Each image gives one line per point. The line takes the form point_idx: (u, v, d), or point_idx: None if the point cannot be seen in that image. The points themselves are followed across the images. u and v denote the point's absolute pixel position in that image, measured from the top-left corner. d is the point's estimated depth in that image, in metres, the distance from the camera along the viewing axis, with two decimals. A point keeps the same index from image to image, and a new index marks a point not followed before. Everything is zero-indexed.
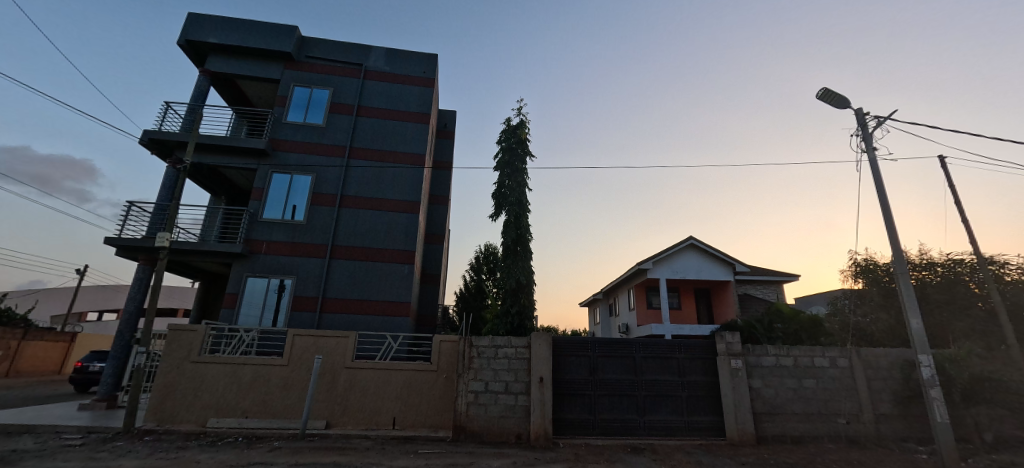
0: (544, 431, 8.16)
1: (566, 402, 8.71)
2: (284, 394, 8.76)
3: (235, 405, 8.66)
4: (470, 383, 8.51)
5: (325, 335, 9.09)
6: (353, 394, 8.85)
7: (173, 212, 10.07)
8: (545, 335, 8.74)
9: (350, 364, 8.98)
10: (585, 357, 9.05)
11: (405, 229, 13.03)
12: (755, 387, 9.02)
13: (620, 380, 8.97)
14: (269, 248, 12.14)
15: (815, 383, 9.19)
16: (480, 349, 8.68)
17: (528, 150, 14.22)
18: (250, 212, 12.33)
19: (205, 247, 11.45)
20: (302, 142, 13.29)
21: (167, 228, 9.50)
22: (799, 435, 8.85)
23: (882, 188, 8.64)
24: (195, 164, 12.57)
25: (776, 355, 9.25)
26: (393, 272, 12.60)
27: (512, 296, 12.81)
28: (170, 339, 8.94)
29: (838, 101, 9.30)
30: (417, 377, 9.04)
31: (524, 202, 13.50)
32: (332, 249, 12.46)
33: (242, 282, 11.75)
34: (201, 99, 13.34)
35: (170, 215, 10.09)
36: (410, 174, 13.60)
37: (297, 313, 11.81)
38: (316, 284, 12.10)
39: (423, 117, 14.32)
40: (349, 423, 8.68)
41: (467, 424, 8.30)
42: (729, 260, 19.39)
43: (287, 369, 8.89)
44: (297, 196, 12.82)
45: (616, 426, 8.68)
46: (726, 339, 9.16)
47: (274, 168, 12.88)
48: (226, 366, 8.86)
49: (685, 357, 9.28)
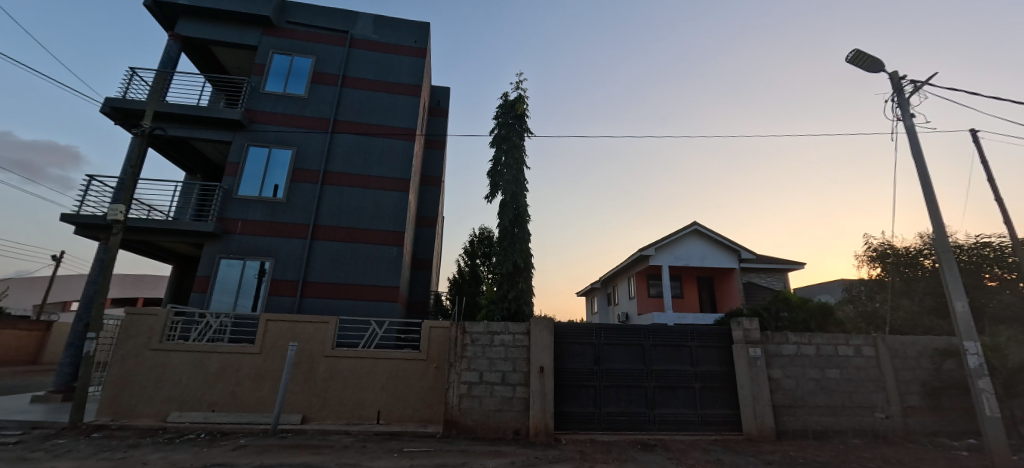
0: (545, 426, 7.35)
1: (569, 394, 7.90)
2: (256, 385, 7.88)
3: (200, 398, 7.76)
4: (463, 373, 7.66)
5: (303, 321, 8.22)
6: (333, 385, 7.98)
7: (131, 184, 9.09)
8: (546, 321, 7.91)
9: (330, 352, 8.10)
10: (589, 345, 8.23)
11: (395, 209, 12.08)
12: (776, 378, 8.24)
13: (628, 370, 8.18)
14: (244, 228, 11.15)
15: (839, 373, 8.48)
16: (473, 337, 7.81)
17: (526, 126, 13.21)
18: (224, 188, 11.33)
19: (172, 226, 10.46)
20: (281, 113, 12.22)
21: (124, 201, 8.52)
22: (822, 430, 8.12)
23: (921, 159, 7.79)
24: (163, 136, 11.50)
25: (797, 343, 8.49)
26: (381, 255, 11.68)
27: (508, 281, 11.95)
28: (127, 324, 8.00)
29: (870, 63, 8.43)
30: (405, 367, 8.19)
31: (522, 180, 12.57)
32: (314, 229, 11.49)
33: (215, 264, 10.79)
34: (171, 66, 12.22)
35: (127, 187, 9.09)
36: (400, 149, 12.62)
37: (276, 298, 10.89)
38: (297, 267, 11.15)
39: (415, 89, 13.30)
40: (329, 417, 7.81)
41: (459, 418, 7.44)
42: (733, 246, 18.64)
43: (260, 357, 8.00)
44: (276, 172, 11.78)
45: (624, 420, 7.88)
46: (744, 326, 8.37)
47: (251, 142, 11.84)
48: (190, 354, 7.95)
49: (698, 345, 8.51)
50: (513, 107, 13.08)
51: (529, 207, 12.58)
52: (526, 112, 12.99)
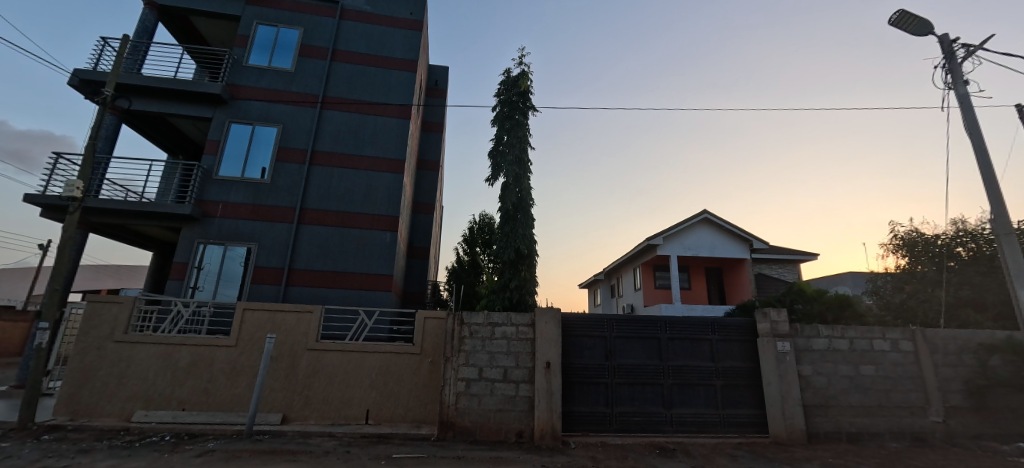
0: (552, 427, 6.59)
1: (578, 392, 7.12)
2: (231, 382, 7.11)
3: (169, 396, 7.01)
4: (460, 369, 6.85)
5: (285, 310, 7.44)
6: (317, 382, 7.21)
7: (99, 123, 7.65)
8: (552, 311, 7.13)
9: (313, 344, 7.32)
10: (600, 338, 7.45)
11: (388, 192, 11.25)
12: (806, 375, 7.46)
13: (643, 366, 7.41)
14: (225, 211, 10.33)
15: (875, 370, 7.71)
16: (472, 329, 7.03)
17: (530, 103, 12.29)
18: (203, 168, 10.48)
19: (146, 208, 9.65)
20: (266, 88, 11.32)
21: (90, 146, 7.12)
22: (857, 432, 7.36)
23: (977, 132, 6.95)
24: (136, 112, 10.65)
25: (828, 337, 7.71)
26: (374, 241, 10.86)
27: (510, 269, 11.19)
28: (89, 313, 7.22)
29: (916, 26, 7.59)
30: (396, 361, 7.42)
31: (525, 161, 11.73)
32: (301, 213, 10.67)
33: (193, 250, 9.99)
34: (147, 37, 11.32)
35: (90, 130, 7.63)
36: (395, 128, 11.77)
37: (259, 286, 10.09)
38: (282, 254, 10.34)
39: (410, 65, 12.38)
40: (312, 417, 7.06)
41: (456, 419, 6.67)
42: (745, 236, 17.81)
43: (235, 351, 7.23)
44: (260, 151, 10.93)
45: (638, 421, 7.12)
46: (771, 317, 7.58)
47: (233, 119, 10.98)
48: (159, 347, 7.19)
49: (720, 338, 7.73)
50: (515, 84, 12.20)
51: (532, 190, 11.76)
52: (530, 88, 12.09)
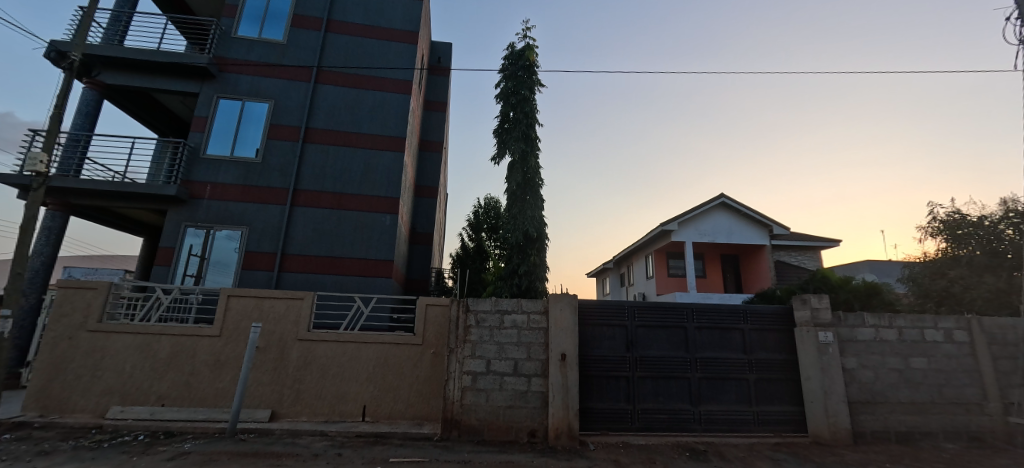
0: (568, 426, 5.91)
1: (596, 387, 6.41)
2: (214, 375, 6.48)
3: (148, 390, 6.40)
4: (466, 362, 6.15)
5: (273, 296, 6.78)
6: (309, 375, 6.57)
7: (66, 90, 6.88)
8: (568, 297, 6.40)
9: (304, 334, 6.66)
10: (619, 328, 6.72)
11: (387, 172, 10.51)
12: (850, 369, 6.69)
13: (667, 358, 6.68)
14: (214, 192, 9.65)
15: (926, 363, 6.92)
16: (479, 317, 6.31)
17: (536, 77, 11.33)
18: (189, 146, 9.78)
19: (128, 189, 8.99)
20: (256, 61, 10.56)
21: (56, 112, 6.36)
22: (906, 432, 6.61)
23: None
24: (118, 86, 9.94)
25: (874, 326, 6.93)
26: (373, 224, 10.16)
27: (519, 254, 10.49)
28: (61, 300, 6.61)
29: None
30: (396, 352, 6.76)
31: (533, 138, 10.93)
32: (294, 195, 9.97)
33: (179, 234, 9.34)
34: (129, 7, 10.57)
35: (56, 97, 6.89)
36: (394, 103, 10.97)
37: (250, 272, 9.45)
38: (275, 238, 9.67)
39: (410, 36, 11.52)
40: (303, 414, 6.42)
41: (461, 417, 5.99)
42: (765, 221, 16.93)
43: (219, 341, 6.59)
44: (250, 128, 10.20)
45: (663, 419, 6.41)
46: (812, 304, 6.81)
47: (221, 93, 10.24)
48: (137, 337, 6.56)
49: (753, 327, 6.98)
50: (521, 57, 11.24)
51: (541, 170, 10.98)
52: (536, 61, 11.15)
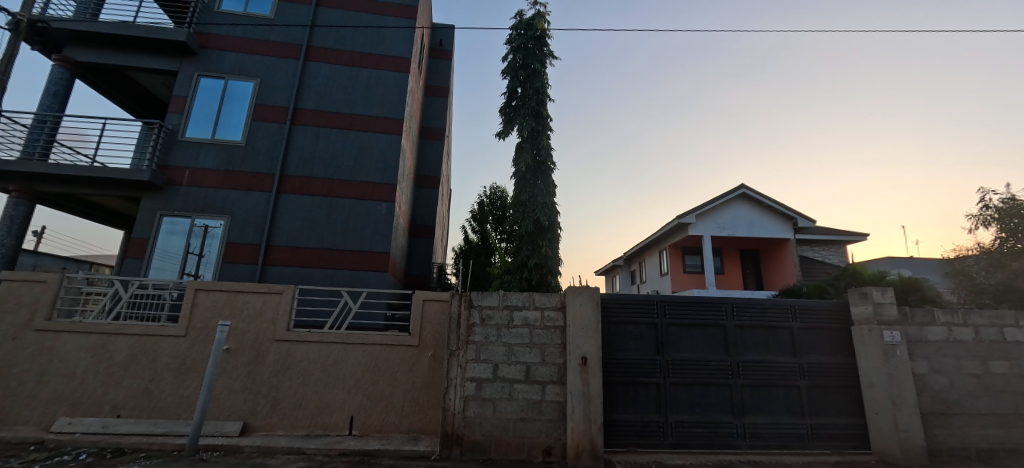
0: (590, 443, 4.97)
1: (621, 395, 5.45)
2: (178, 381, 5.60)
3: (101, 399, 5.51)
4: (468, 366, 5.21)
5: (247, 291, 5.89)
6: (288, 382, 5.66)
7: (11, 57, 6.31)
8: (589, 291, 5.45)
9: (282, 334, 5.76)
10: (648, 326, 5.76)
11: (383, 156, 9.62)
12: (920, 374, 5.69)
13: (704, 362, 5.70)
14: (193, 178, 8.80)
15: (1008, 367, 5.89)
16: (484, 314, 5.37)
17: (547, 48, 10.37)
18: (166, 128, 8.93)
19: (97, 173, 8.16)
20: (240, 37, 9.70)
21: None
22: (988, 449, 5.60)
23: None
24: (91, 64, 9.14)
25: (946, 324, 5.92)
26: (367, 212, 9.26)
27: (528, 245, 9.58)
28: (4, 294, 5.77)
29: None
30: (388, 355, 5.85)
31: (544, 115, 10.00)
32: (281, 181, 9.10)
33: (154, 223, 8.49)
34: None
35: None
36: (391, 82, 10.09)
37: (232, 265, 8.58)
38: (258, 228, 8.81)
39: (409, 9, 10.60)
40: (280, 427, 5.51)
41: (463, 432, 5.05)
42: (788, 212, 15.87)
43: (184, 342, 5.71)
44: (234, 109, 9.34)
45: (702, 434, 5.43)
46: (874, 299, 5.82)
47: (202, 72, 9.39)
48: (90, 337, 5.70)
49: (803, 326, 6.00)
50: (530, 27, 10.24)
51: (551, 153, 10.02)
52: (547, 31, 10.19)
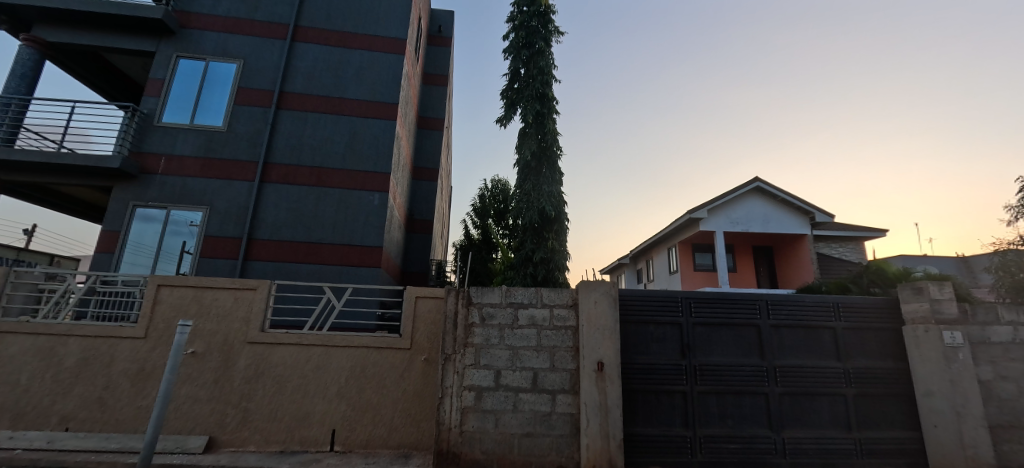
0: (607, 462, 4.26)
1: (641, 406, 4.75)
2: (136, 389, 4.92)
3: (47, 410, 4.82)
4: (466, 373, 4.50)
5: (216, 286, 5.20)
6: (261, 390, 4.97)
7: None
8: (605, 286, 4.75)
9: (255, 335, 5.07)
10: (672, 325, 5.05)
11: (376, 143, 8.93)
12: (985, 381, 4.95)
13: (736, 368, 4.98)
14: (170, 166, 8.14)
15: None
16: (485, 312, 4.66)
17: (552, 26, 9.66)
18: (141, 113, 8.27)
19: (63, 159, 7.49)
20: (223, 15, 9.02)
21: None
22: None
23: None
24: (60, 44, 8.48)
25: (1013, 324, 5.17)
26: (358, 203, 8.57)
27: (533, 238, 8.93)
28: None
29: None
30: (376, 359, 5.15)
31: (549, 97, 9.29)
32: (265, 169, 8.42)
33: (127, 215, 7.82)
34: None
35: None
36: (385, 64, 9.40)
37: (211, 261, 7.89)
38: (240, 220, 8.13)
39: None
40: (251, 442, 4.82)
41: (460, 449, 4.33)
42: (804, 207, 15.12)
43: (144, 345, 5.03)
44: (215, 93, 8.67)
45: (736, 451, 4.70)
46: (930, 295, 5.09)
47: (181, 53, 8.73)
48: (37, 338, 5.02)
49: (847, 326, 5.28)
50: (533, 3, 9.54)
51: (557, 139, 9.32)
52: (551, 8, 9.49)
